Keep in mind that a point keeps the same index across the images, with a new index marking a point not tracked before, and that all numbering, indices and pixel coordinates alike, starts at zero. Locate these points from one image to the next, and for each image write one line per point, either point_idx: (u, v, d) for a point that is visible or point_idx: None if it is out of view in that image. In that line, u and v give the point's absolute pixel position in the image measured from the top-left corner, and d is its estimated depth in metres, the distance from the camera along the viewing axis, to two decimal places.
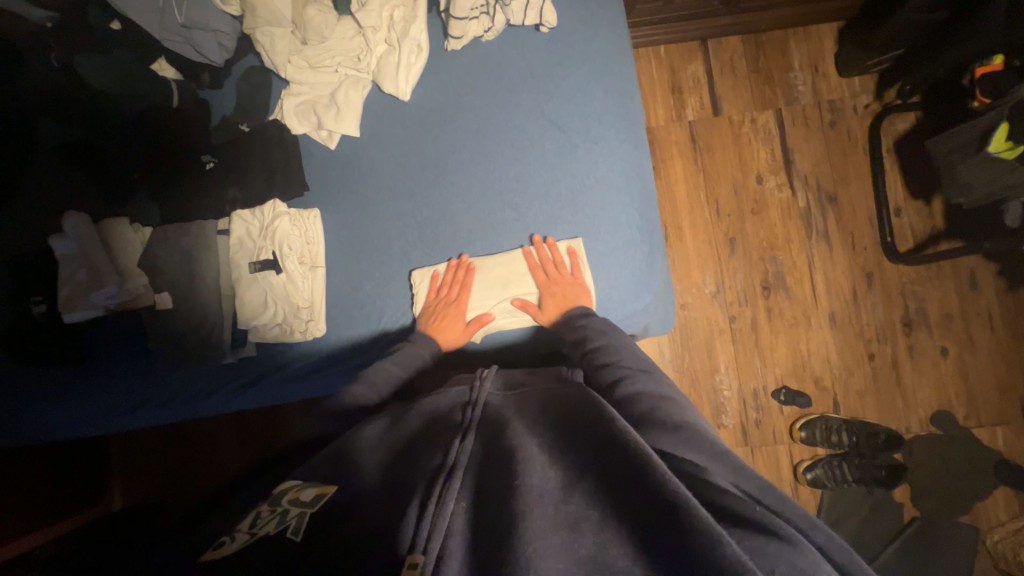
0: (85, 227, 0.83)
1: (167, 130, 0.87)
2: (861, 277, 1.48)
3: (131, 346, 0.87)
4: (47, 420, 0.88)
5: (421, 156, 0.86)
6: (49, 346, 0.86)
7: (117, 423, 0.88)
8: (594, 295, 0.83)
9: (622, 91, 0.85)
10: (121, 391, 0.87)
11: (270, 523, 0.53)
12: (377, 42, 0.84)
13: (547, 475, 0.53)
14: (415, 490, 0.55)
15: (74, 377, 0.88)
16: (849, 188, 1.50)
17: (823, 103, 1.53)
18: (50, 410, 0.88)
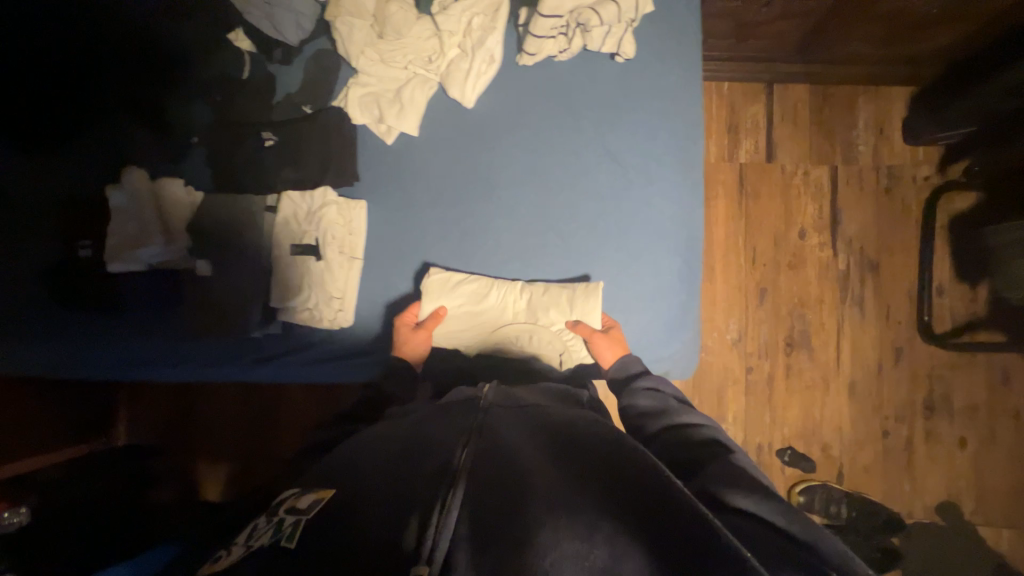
0: (143, 183, 0.87)
1: (239, 103, 0.89)
2: (889, 351, 1.44)
3: (157, 303, 0.91)
4: (60, 356, 0.90)
5: (476, 166, 0.87)
6: (83, 286, 0.90)
7: (128, 373, 0.91)
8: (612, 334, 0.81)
9: (688, 133, 0.84)
10: (140, 344, 0.90)
11: (265, 535, 0.56)
12: (452, 48, 0.84)
13: (551, 493, 0.56)
14: (422, 488, 0.58)
15: (102, 321, 0.91)
16: (894, 258, 1.46)
17: (882, 167, 1.49)
18: (66, 346, 0.90)
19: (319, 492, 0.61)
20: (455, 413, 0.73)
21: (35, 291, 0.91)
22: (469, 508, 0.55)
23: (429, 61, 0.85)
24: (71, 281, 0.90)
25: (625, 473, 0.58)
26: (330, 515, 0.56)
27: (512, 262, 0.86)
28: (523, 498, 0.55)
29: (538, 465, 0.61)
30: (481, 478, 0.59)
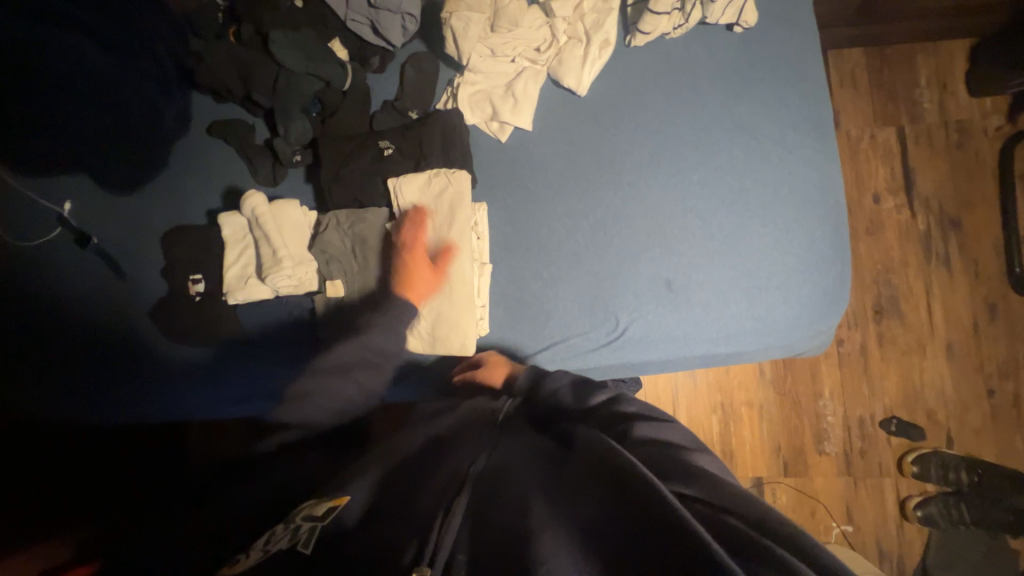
0: (261, 207, 0.78)
1: (340, 116, 0.84)
2: (983, 308, 1.41)
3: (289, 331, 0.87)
4: (179, 395, 0.91)
5: (599, 157, 0.83)
6: (200, 321, 0.88)
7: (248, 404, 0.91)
8: (749, 321, 0.79)
9: (817, 98, 0.81)
10: (261, 374, 0.90)
11: (284, 540, 0.49)
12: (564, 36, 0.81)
13: (542, 497, 0.50)
14: (424, 499, 0.52)
15: (215, 358, 0.91)
16: (975, 213, 1.43)
17: (949, 123, 1.46)
18: (185, 385, 0.90)
19: (334, 500, 0.53)
20: (469, 425, 0.66)
21: (150, 331, 0.91)
22: (469, 526, 0.48)
23: (540, 51, 0.82)
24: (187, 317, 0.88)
25: (605, 468, 0.52)
26: (340, 536, 0.49)
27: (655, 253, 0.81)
28: (518, 501, 0.50)
29: (527, 471, 0.56)
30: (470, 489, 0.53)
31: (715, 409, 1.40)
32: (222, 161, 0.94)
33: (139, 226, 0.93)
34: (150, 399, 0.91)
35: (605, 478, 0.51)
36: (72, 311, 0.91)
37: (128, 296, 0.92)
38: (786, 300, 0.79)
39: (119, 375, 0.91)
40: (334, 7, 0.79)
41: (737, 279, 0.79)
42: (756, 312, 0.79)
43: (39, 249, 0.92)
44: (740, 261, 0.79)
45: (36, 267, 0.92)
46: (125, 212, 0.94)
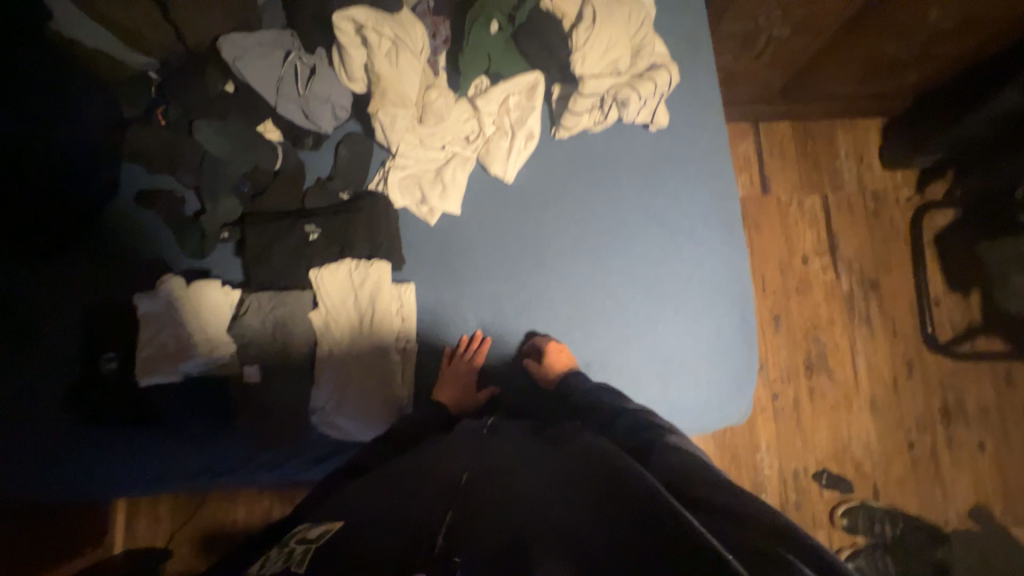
0: (178, 292, 0.78)
1: (271, 195, 0.85)
2: (901, 364, 1.51)
3: (204, 422, 0.79)
4: (63, 488, 0.80)
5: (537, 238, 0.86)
6: (103, 404, 0.80)
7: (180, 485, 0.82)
8: (662, 405, 0.82)
9: (725, 193, 0.88)
10: (189, 456, 0.80)
11: (273, 564, 0.49)
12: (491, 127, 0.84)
13: (545, 501, 0.52)
14: (423, 511, 0.53)
15: (134, 441, 0.80)
16: (891, 275, 1.55)
17: (867, 192, 1.59)
18: (72, 481, 0.80)
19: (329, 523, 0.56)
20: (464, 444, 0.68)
21: (31, 418, 0.80)
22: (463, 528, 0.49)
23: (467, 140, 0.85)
24: (88, 400, 0.80)
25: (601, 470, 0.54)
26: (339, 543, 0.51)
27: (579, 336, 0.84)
28: (507, 507, 0.52)
29: (528, 480, 0.57)
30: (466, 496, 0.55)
31: None
32: (129, 225, 0.85)
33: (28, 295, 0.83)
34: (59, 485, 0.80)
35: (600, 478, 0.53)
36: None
37: (2, 378, 0.80)
38: (696, 383, 0.83)
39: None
40: (264, 94, 0.80)
41: (652, 364, 0.82)
42: (669, 396, 0.82)
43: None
44: (653, 348, 0.83)
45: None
46: (11, 282, 0.83)
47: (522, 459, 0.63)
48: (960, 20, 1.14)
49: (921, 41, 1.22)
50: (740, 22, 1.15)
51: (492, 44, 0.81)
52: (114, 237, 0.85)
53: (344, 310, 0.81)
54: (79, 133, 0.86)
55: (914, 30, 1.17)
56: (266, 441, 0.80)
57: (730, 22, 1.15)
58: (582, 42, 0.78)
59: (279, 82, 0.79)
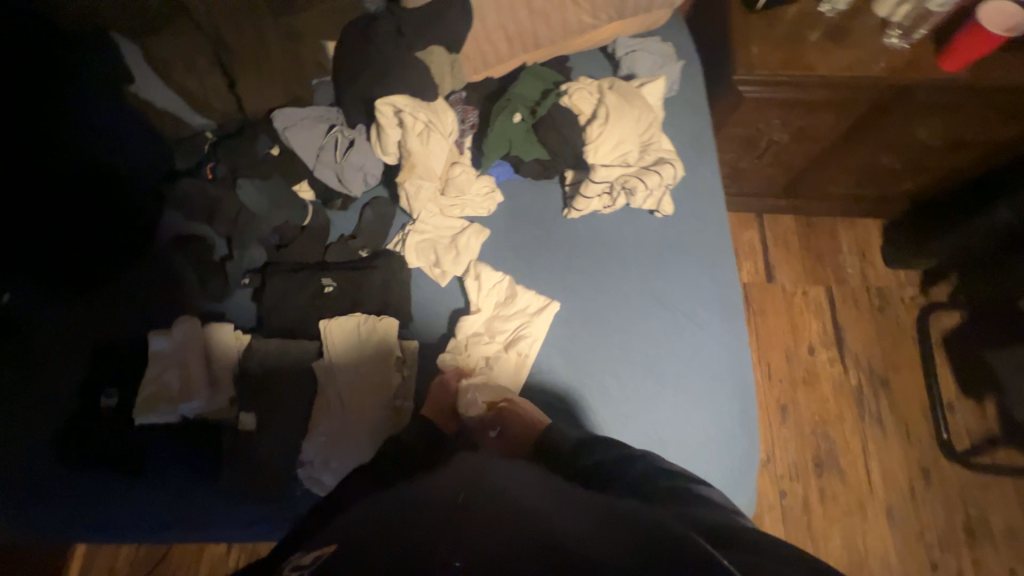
0: (194, 333, 0.81)
1: (296, 248, 0.90)
2: (918, 471, 1.43)
3: (186, 474, 0.78)
4: (46, 527, 0.79)
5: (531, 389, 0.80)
6: (91, 443, 0.79)
7: (153, 539, 0.79)
8: None
9: (725, 282, 0.91)
10: (166, 509, 0.78)
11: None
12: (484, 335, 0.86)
13: (578, 524, 0.47)
14: (442, 514, 0.51)
15: (114, 486, 0.79)
16: (901, 374, 1.52)
17: (871, 288, 1.62)
18: (45, 519, 0.78)
19: (321, 548, 0.51)
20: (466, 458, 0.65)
21: (18, 449, 0.80)
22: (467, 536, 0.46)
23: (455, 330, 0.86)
24: (78, 438, 0.80)
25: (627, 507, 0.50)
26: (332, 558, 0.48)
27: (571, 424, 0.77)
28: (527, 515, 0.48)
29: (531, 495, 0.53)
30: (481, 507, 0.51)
31: None
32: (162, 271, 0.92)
33: (59, 328, 0.88)
34: (32, 527, 0.79)
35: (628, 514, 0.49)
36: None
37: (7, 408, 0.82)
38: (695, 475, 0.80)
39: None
40: (306, 159, 0.88)
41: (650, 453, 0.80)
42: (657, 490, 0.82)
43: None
44: (651, 430, 0.81)
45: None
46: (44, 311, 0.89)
47: (540, 475, 0.60)
48: (948, 140, 1.25)
49: (913, 154, 1.32)
50: (742, 129, 1.26)
51: (515, 131, 0.90)
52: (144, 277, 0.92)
53: (345, 369, 0.80)
54: (137, 178, 0.97)
55: (908, 144, 1.27)
56: (242, 499, 0.77)
57: (734, 129, 1.26)
58: (595, 136, 0.88)
59: (321, 151, 0.88)
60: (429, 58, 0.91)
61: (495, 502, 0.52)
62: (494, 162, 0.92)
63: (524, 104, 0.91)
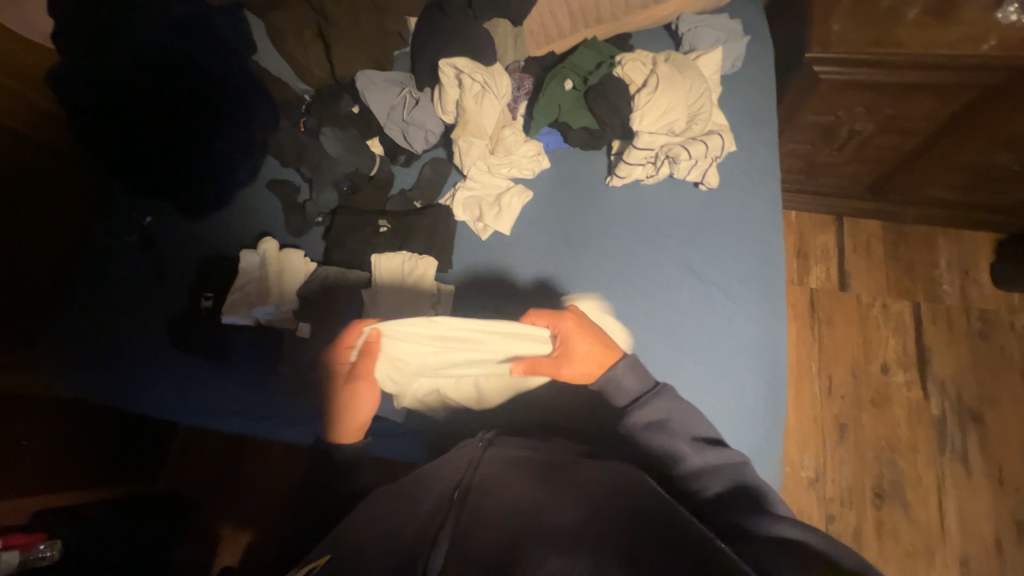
0: (272, 251, 0.96)
1: (362, 194, 1.02)
2: (1008, 523, 1.23)
3: (255, 371, 0.94)
4: (148, 400, 0.99)
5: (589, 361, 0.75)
6: (194, 336, 1.00)
7: (217, 423, 0.94)
8: None
9: (769, 260, 0.88)
10: (233, 395, 0.93)
11: None
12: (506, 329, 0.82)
13: (574, 522, 0.47)
14: (443, 513, 0.52)
15: (200, 371, 0.97)
16: (999, 411, 1.31)
17: (972, 310, 1.41)
18: (149, 389, 0.99)
19: (315, 560, 0.54)
20: (461, 457, 0.67)
21: (142, 332, 1.03)
22: (456, 539, 0.48)
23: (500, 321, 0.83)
24: (185, 331, 1.00)
25: (627, 495, 0.52)
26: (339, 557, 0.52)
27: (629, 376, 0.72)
28: (514, 526, 0.48)
29: (526, 490, 0.55)
30: (475, 518, 0.51)
31: None
32: (265, 213, 1.14)
33: (184, 248, 1.12)
34: (140, 395, 0.99)
35: (626, 504, 0.50)
36: (100, 302, 1.07)
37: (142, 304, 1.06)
38: None
39: (107, 370, 1.01)
40: (378, 116, 1.00)
41: None
42: None
43: (90, 245, 1.12)
44: None
45: (91, 258, 1.11)
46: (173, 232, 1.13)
47: (541, 469, 0.61)
48: None
49: None
50: (819, 116, 1.18)
51: (565, 97, 0.95)
52: (251, 214, 1.14)
53: (389, 299, 0.91)
54: (238, 124, 1.14)
55: None
56: (295, 393, 0.91)
57: (809, 114, 1.18)
58: (643, 103, 0.89)
59: (391, 109, 0.99)
60: (494, 28, 0.98)
61: (483, 505, 0.53)
62: (543, 129, 0.98)
63: (577, 72, 0.96)
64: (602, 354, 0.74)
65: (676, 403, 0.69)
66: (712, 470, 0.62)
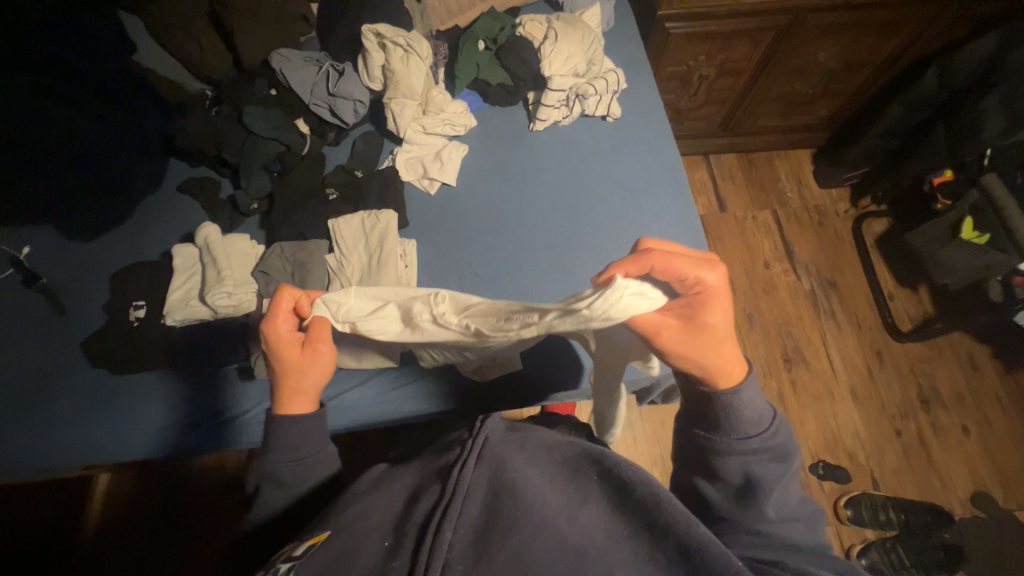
0: (214, 237, 0.90)
1: (295, 173, 1.01)
2: (872, 354, 1.60)
3: (192, 376, 0.90)
4: (84, 437, 0.87)
5: (716, 367, 0.61)
6: (109, 358, 0.90)
7: (151, 445, 0.87)
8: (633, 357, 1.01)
9: (673, 165, 1.07)
10: (166, 409, 0.89)
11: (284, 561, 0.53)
12: (620, 283, 0.55)
13: (593, 523, 0.55)
14: (441, 503, 0.55)
15: (118, 397, 0.89)
16: (846, 276, 1.71)
17: (811, 207, 1.81)
18: (56, 432, 0.88)
19: (311, 538, 0.57)
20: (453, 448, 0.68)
21: (56, 370, 0.92)
22: (461, 534, 0.52)
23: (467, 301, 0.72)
24: (110, 350, 0.90)
25: (633, 483, 0.58)
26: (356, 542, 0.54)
27: (753, 399, 0.60)
28: (520, 524, 0.53)
29: (533, 482, 0.59)
30: (493, 503, 0.55)
31: (656, 461, 1.48)
32: (187, 214, 1.06)
33: (99, 271, 1.01)
34: (39, 445, 0.87)
35: (637, 498, 0.57)
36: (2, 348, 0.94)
37: (48, 341, 0.94)
38: None
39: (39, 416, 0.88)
40: (301, 94, 1.01)
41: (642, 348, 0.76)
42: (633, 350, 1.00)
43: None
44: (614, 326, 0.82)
45: None
46: (75, 259, 1.02)
47: (553, 459, 0.66)
48: (845, 61, 1.47)
49: (819, 78, 1.54)
50: (676, 66, 1.46)
51: (480, 57, 1.06)
52: (168, 219, 1.05)
53: (358, 263, 0.91)
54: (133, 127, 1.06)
55: (813, 68, 1.50)
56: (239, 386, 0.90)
57: (668, 66, 1.46)
58: (548, 53, 1.03)
59: (314, 85, 1.01)
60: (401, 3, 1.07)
61: (484, 494, 0.57)
62: (465, 89, 1.09)
63: (486, 34, 1.07)
64: (731, 362, 0.61)
65: (769, 440, 0.59)
66: (775, 514, 0.59)
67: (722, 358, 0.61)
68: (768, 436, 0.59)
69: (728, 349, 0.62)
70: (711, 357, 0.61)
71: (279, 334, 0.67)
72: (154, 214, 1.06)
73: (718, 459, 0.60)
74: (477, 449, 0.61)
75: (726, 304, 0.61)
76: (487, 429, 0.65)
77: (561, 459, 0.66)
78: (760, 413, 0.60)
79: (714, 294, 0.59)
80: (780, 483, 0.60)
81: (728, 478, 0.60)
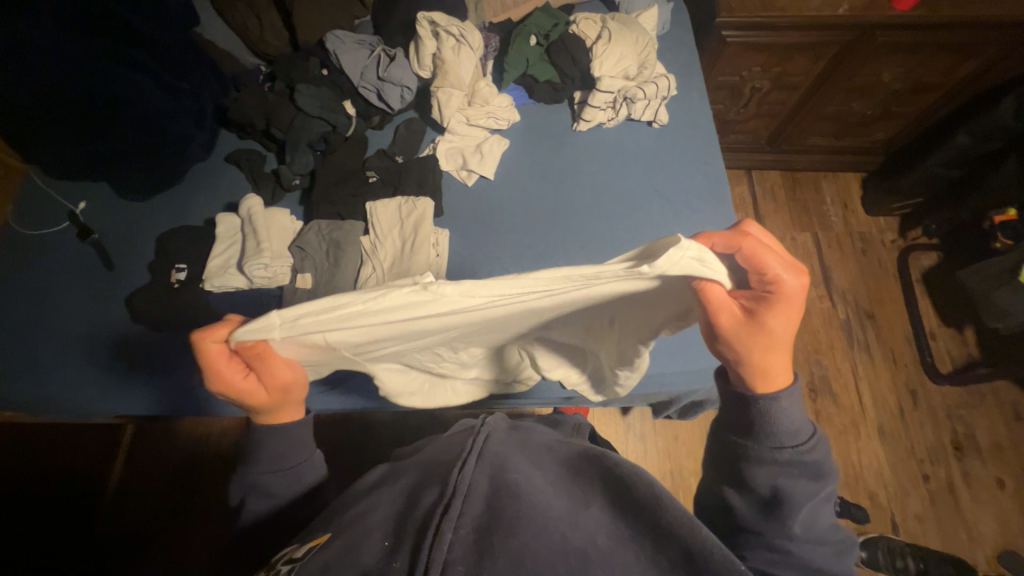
0: (257, 210, 0.92)
1: (338, 153, 1.03)
2: (906, 393, 1.53)
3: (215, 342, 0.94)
4: (112, 389, 0.92)
5: (757, 367, 0.59)
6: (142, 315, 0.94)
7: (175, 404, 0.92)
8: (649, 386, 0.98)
9: (716, 177, 1.04)
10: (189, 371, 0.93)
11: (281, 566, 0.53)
12: (683, 244, 0.54)
13: (595, 526, 0.54)
14: (441, 499, 0.55)
15: (146, 357, 0.94)
16: (886, 308, 1.63)
17: (855, 233, 1.74)
18: (88, 381, 0.92)
19: (312, 540, 0.57)
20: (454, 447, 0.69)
21: (98, 322, 0.96)
22: (462, 533, 0.51)
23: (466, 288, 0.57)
24: (145, 307, 0.94)
25: (634, 486, 0.57)
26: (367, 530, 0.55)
27: (794, 407, 0.58)
28: (522, 523, 0.52)
29: (535, 484, 0.59)
30: (494, 504, 0.55)
31: (665, 477, 1.45)
32: (232, 185, 1.09)
33: (147, 232, 1.06)
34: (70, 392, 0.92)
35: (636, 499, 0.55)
36: (52, 295, 0.99)
37: (95, 293, 0.99)
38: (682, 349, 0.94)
39: (81, 364, 0.93)
40: (351, 76, 1.02)
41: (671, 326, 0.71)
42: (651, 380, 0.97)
43: (43, 238, 1.04)
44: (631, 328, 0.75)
45: (42, 253, 1.03)
46: (127, 217, 1.07)
47: (558, 467, 0.66)
48: (911, 83, 1.40)
49: (880, 99, 1.47)
50: (728, 76, 1.42)
51: (530, 52, 1.05)
52: (214, 188, 1.09)
53: (392, 248, 0.93)
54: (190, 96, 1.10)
55: (874, 89, 1.43)
56: None
57: (720, 75, 1.42)
58: (600, 53, 1.02)
59: (365, 69, 1.02)
60: None
61: (486, 493, 0.56)
62: (512, 84, 1.08)
63: (538, 29, 1.07)
64: (777, 370, 0.59)
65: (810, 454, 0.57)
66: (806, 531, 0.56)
67: (770, 362, 0.59)
68: (802, 454, 0.57)
69: (778, 355, 0.59)
70: (756, 356, 0.58)
71: (240, 387, 0.63)
72: (202, 183, 1.10)
73: (747, 468, 0.58)
74: (479, 448, 0.62)
75: (797, 314, 0.58)
76: (487, 430, 0.66)
77: (564, 465, 0.66)
78: (798, 427, 0.57)
79: (787, 296, 0.57)
80: (815, 501, 0.57)
81: (753, 488, 0.57)
